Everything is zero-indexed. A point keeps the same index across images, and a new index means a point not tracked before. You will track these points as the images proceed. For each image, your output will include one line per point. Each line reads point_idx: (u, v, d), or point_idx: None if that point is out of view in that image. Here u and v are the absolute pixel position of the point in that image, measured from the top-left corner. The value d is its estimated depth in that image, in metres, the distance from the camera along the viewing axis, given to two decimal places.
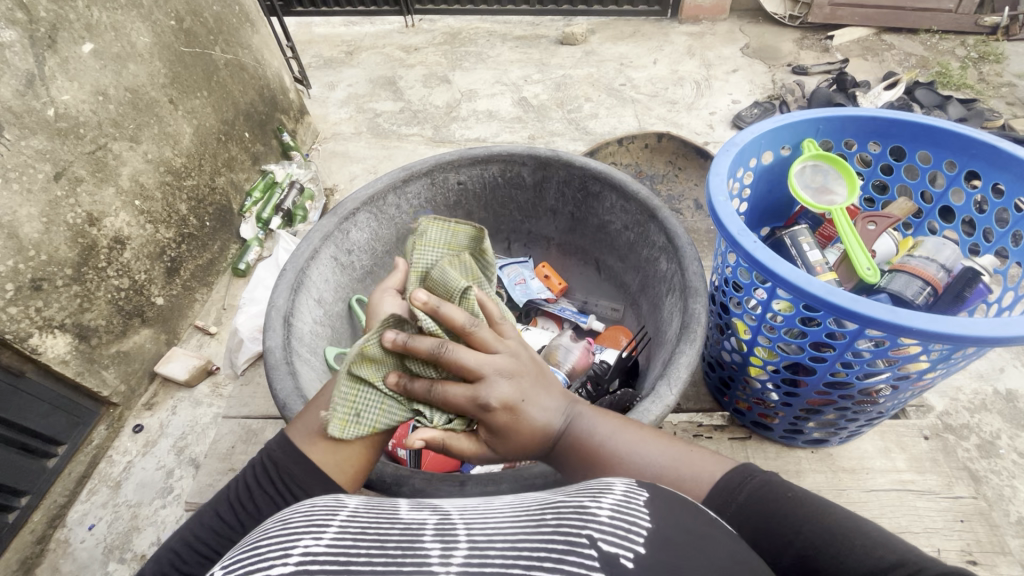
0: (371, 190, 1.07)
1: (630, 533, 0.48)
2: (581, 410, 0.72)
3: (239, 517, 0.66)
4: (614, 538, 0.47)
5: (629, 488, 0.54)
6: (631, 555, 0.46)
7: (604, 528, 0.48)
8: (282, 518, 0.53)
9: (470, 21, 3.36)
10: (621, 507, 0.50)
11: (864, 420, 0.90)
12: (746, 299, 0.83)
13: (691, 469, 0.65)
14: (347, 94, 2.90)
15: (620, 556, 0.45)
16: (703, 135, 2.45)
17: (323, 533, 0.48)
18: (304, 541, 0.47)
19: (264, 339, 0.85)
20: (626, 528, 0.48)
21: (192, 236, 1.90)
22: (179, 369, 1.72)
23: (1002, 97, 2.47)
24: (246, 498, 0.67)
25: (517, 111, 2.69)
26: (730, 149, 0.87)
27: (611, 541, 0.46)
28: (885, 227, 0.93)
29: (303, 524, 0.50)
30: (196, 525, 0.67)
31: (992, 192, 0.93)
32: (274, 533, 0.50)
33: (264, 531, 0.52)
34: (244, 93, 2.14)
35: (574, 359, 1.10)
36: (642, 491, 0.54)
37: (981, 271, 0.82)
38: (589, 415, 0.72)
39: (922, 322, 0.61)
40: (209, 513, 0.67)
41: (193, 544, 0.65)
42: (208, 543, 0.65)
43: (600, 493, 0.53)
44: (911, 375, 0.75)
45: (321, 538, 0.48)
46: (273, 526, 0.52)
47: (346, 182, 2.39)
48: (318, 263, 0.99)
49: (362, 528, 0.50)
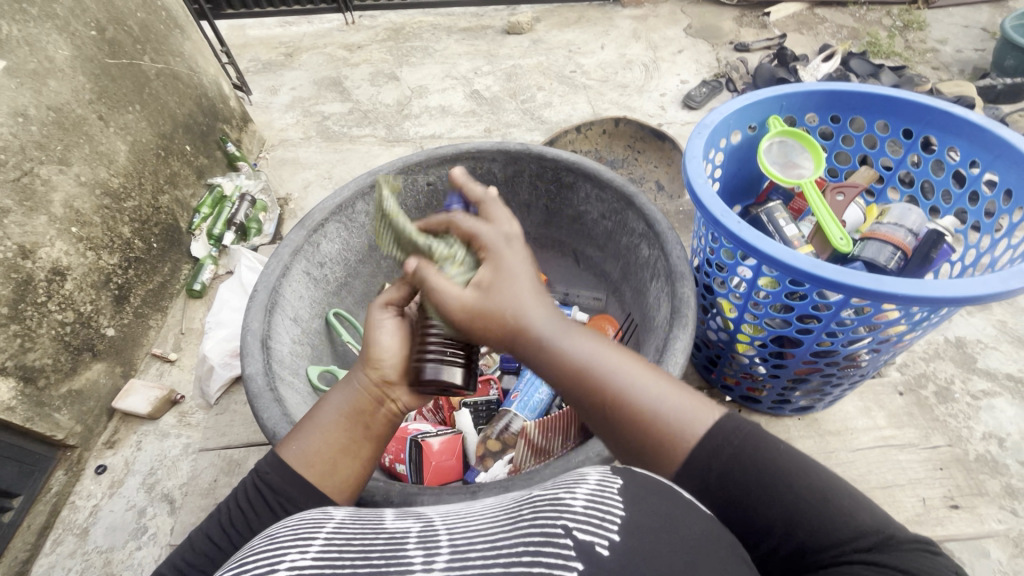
0: (338, 198, 1.02)
1: (605, 521, 0.48)
2: (571, 329, 0.66)
3: (235, 541, 0.64)
4: (589, 526, 0.47)
5: (603, 476, 0.54)
6: (607, 542, 0.46)
7: (579, 517, 0.48)
8: (270, 533, 0.54)
9: (412, 15, 3.29)
10: (595, 495, 0.50)
11: (848, 384, 0.92)
12: (730, 279, 0.84)
13: (686, 411, 0.60)
14: (291, 98, 2.79)
15: (595, 545, 0.46)
16: (656, 117, 2.50)
17: (308, 547, 0.49)
18: (290, 555, 0.48)
19: (242, 366, 0.80)
20: (601, 517, 0.48)
21: (139, 259, 1.80)
22: (140, 402, 1.62)
23: (927, 62, 2.62)
24: (239, 520, 0.64)
25: (470, 105, 2.66)
26: (703, 130, 0.87)
27: (586, 530, 0.47)
28: (852, 197, 0.95)
29: (290, 538, 0.51)
30: (187, 552, 0.64)
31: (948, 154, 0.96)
32: (260, 549, 0.50)
33: (250, 546, 0.52)
34: (181, 104, 2.02)
35: None
36: (616, 477, 0.53)
37: (945, 232, 0.84)
38: (581, 336, 0.66)
39: (901, 286, 0.63)
40: (202, 536, 0.65)
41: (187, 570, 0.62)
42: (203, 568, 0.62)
43: (574, 483, 0.53)
44: (891, 338, 0.77)
45: (307, 551, 0.49)
46: (260, 541, 0.52)
47: (300, 190, 2.31)
48: (290, 279, 0.94)
49: (348, 540, 0.51)
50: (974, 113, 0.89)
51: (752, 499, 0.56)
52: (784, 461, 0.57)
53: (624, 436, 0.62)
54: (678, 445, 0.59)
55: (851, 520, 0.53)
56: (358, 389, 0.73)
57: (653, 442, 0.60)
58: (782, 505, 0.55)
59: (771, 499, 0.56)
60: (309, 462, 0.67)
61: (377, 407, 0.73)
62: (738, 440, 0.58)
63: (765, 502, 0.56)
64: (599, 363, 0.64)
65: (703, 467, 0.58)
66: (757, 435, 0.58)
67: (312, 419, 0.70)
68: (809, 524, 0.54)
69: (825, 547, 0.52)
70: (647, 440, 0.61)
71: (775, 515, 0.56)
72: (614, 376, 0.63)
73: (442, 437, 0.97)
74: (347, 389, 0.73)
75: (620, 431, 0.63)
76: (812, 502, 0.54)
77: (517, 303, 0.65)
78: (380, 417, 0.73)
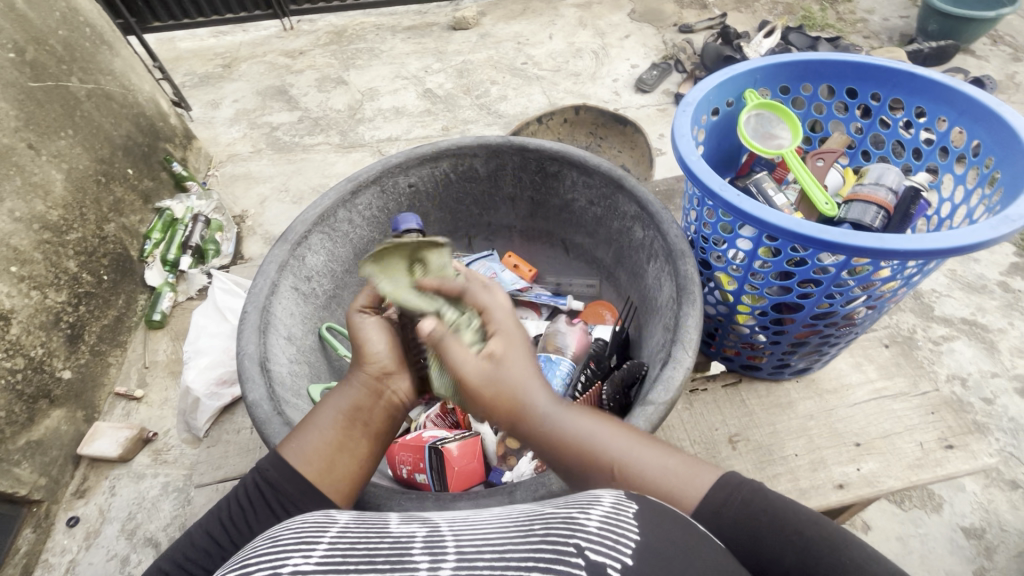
0: (318, 208, 0.97)
1: (618, 543, 0.46)
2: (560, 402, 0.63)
3: (232, 539, 0.64)
4: (603, 547, 0.45)
5: (618, 501, 0.52)
6: (619, 565, 0.44)
7: (592, 537, 0.46)
8: (271, 535, 0.51)
9: (353, 17, 3.20)
10: (610, 518, 0.49)
11: (845, 343, 0.93)
12: (728, 252, 0.85)
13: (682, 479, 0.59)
14: (235, 111, 2.67)
15: (607, 566, 0.44)
16: (611, 102, 2.53)
17: (311, 551, 0.47)
18: (293, 560, 0.46)
19: (244, 392, 0.76)
20: (614, 539, 0.46)
21: (89, 294, 1.68)
22: (109, 445, 1.53)
23: (859, 32, 2.75)
24: (240, 519, 0.64)
25: (425, 104, 2.62)
26: (687, 108, 0.88)
27: (598, 550, 0.45)
28: (831, 161, 1.01)
29: (293, 541, 0.49)
30: (186, 546, 0.64)
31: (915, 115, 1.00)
32: (262, 550, 0.48)
33: (253, 547, 0.50)
34: (117, 125, 1.89)
35: (573, 344, 1.04)
36: (631, 503, 0.52)
37: (920, 189, 0.88)
38: (569, 410, 0.63)
39: (904, 243, 0.65)
40: (200, 532, 0.65)
41: (184, 566, 0.63)
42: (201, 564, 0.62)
43: (589, 505, 0.52)
44: (886, 295, 0.80)
45: (310, 556, 0.46)
46: (263, 543, 0.50)
47: (256, 205, 2.22)
48: (280, 296, 0.89)
49: (352, 545, 0.49)
50: (938, 74, 0.93)
51: (763, 548, 0.55)
52: (791, 510, 0.56)
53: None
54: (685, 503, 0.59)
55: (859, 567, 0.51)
56: (353, 385, 0.72)
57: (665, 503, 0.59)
58: (792, 554, 0.54)
59: (780, 546, 0.54)
60: (305, 459, 0.66)
61: (377, 399, 0.72)
62: (741, 495, 0.57)
63: (779, 546, 0.54)
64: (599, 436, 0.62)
65: (712, 519, 0.56)
66: (764, 487, 0.57)
67: (312, 418, 0.69)
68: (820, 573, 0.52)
69: None
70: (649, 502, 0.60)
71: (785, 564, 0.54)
72: (609, 448, 0.61)
73: (461, 441, 0.92)
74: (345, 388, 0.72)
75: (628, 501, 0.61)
76: (822, 548, 0.53)
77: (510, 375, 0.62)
78: (380, 412, 0.71)
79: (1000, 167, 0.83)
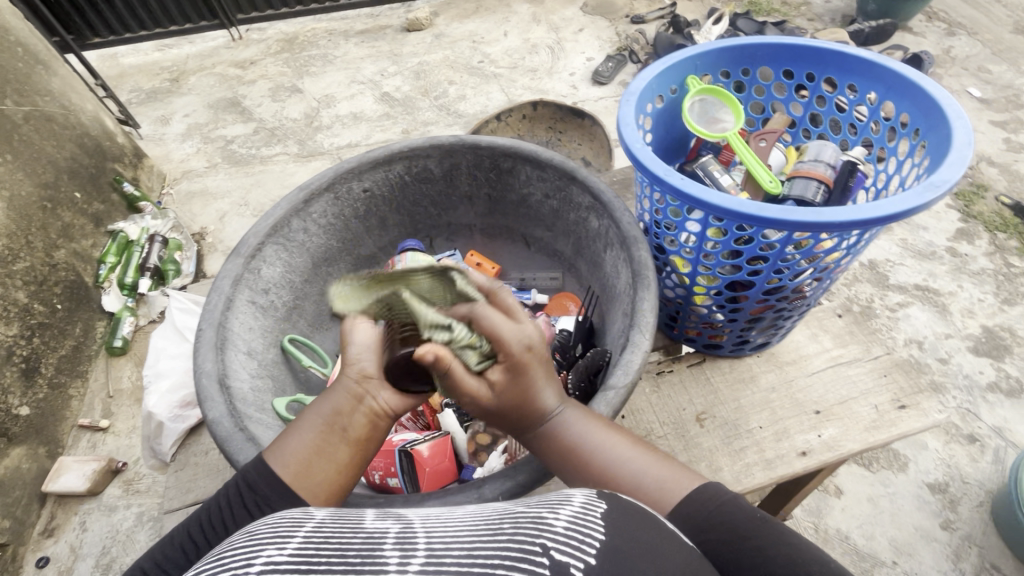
0: (270, 219, 0.95)
1: (584, 543, 0.48)
2: (570, 407, 0.69)
3: (209, 538, 0.64)
4: (568, 548, 0.47)
5: (588, 500, 0.54)
6: (582, 565, 0.46)
7: (559, 537, 0.48)
8: (248, 529, 0.51)
9: (304, 23, 3.14)
10: (578, 518, 0.51)
11: (798, 316, 0.96)
12: (679, 236, 0.88)
13: (666, 481, 0.64)
14: (186, 126, 2.59)
15: (570, 565, 0.46)
16: (570, 96, 2.55)
17: (286, 543, 0.47)
18: (267, 551, 0.45)
19: (203, 412, 0.74)
20: (580, 539, 0.48)
21: (44, 325, 1.62)
22: (76, 480, 1.49)
23: (803, 15, 2.84)
24: (217, 517, 0.64)
25: (383, 108, 2.59)
26: (630, 98, 0.89)
27: (563, 550, 0.46)
28: (773, 141, 1.03)
29: (268, 534, 0.48)
30: (166, 545, 0.65)
31: (849, 91, 1.04)
32: (237, 544, 0.48)
33: (228, 540, 0.50)
34: (60, 148, 1.82)
35: None
36: (599, 502, 0.54)
37: (857, 161, 0.92)
38: (577, 412, 0.69)
39: (840, 216, 0.68)
40: (180, 531, 0.65)
41: (163, 563, 0.63)
42: (177, 562, 0.63)
43: (559, 505, 0.53)
44: (830, 266, 0.83)
45: (284, 547, 0.46)
46: (238, 537, 0.50)
47: (216, 222, 2.17)
48: (236, 312, 0.87)
49: (326, 538, 0.48)
50: (864, 51, 0.97)
51: (723, 563, 0.56)
52: (758, 525, 0.57)
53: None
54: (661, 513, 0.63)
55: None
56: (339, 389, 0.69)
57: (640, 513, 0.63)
58: (753, 569, 0.55)
59: (740, 560, 0.56)
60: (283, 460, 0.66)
61: (358, 405, 0.68)
62: (710, 506, 0.59)
63: (737, 559, 0.56)
64: (591, 440, 0.67)
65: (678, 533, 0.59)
66: (734, 498, 0.60)
67: (295, 422, 0.68)
68: None
69: None
70: None
71: None
72: (604, 451, 0.67)
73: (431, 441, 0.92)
74: (331, 392, 0.70)
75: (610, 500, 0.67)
76: (785, 565, 0.54)
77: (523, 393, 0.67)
78: (361, 419, 0.68)
79: (926, 136, 0.87)
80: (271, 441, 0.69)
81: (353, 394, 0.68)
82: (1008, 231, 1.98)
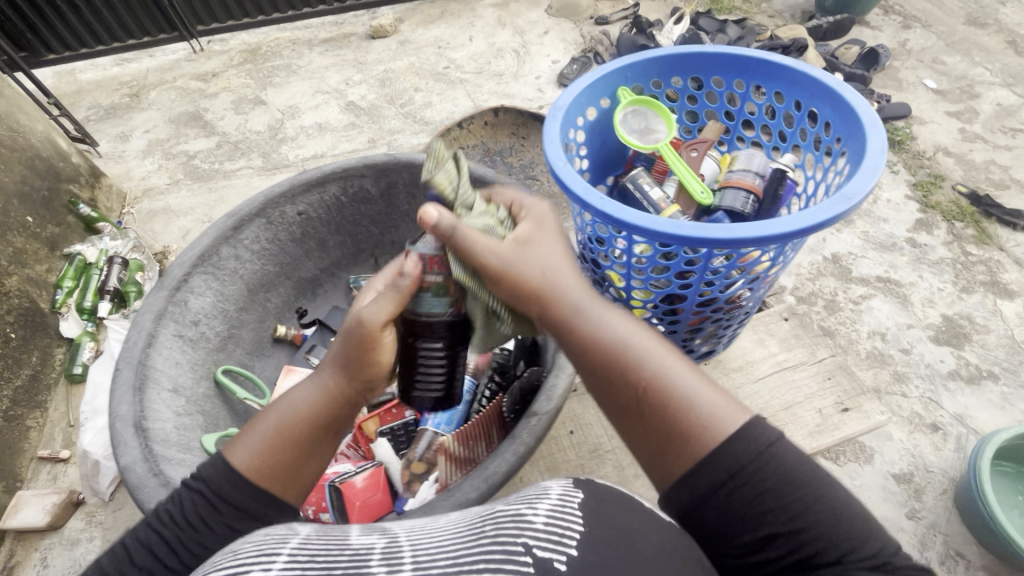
0: (197, 248, 0.96)
1: (564, 537, 0.52)
2: (611, 311, 0.71)
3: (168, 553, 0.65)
4: (549, 543, 0.51)
5: (565, 490, 0.59)
6: (565, 557, 0.50)
7: (540, 534, 0.52)
8: (232, 549, 0.52)
9: (267, 33, 3.09)
10: (556, 512, 0.54)
11: (738, 325, 0.98)
12: (611, 252, 0.87)
13: (721, 409, 0.63)
14: (147, 142, 2.53)
15: (553, 561, 0.49)
16: (536, 100, 2.55)
17: (272, 563, 0.48)
18: (255, 573, 0.46)
19: (116, 458, 0.73)
20: (560, 534, 0.52)
21: None
22: (35, 514, 1.44)
23: (764, 11, 2.87)
24: (180, 532, 0.66)
25: (348, 117, 2.56)
26: (556, 112, 0.90)
27: (544, 547, 0.50)
28: (704, 151, 1.03)
29: (253, 552, 0.49)
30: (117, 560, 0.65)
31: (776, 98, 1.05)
32: (223, 564, 0.49)
33: (213, 561, 0.51)
34: (9, 172, 1.76)
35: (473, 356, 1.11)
36: (577, 492, 0.59)
37: (785, 169, 0.93)
38: (618, 316, 0.71)
39: (750, 232, 0.69)
40: (132, 546, 0.66)
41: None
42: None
43: (536, 499, 0.57)
44: (759, 275, 0.85)
45: (271, 568, 0.47)
46: (222, 558, 0.51)
47: (179, 240, 2.12)
48: (159, 347, 0.88)
49: (312, 555, 0.50)
50: (786, 58, 0.98)
51: (766, 510, 0.60)
52: (809, 475, 0.61)
53: (651, 421, 0.65)
54: (707, 432, 0.61)
55: (858, 541, 0.58)
56: (328, 392, 0.72)
57: (683, 429, 0.62)
58: (796, 514, 0.59)
59: (786, 510, 0.59)
60: (262, 473, 0.68)
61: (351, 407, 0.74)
62: (766, 446, 0.61)
63: (786, 505, 0.59)
64: (633, 341, 0.68)
65: (729, 463, 0.60)
66: (787, 442, 0.62)
67: (282, 432, 0.70)
68: (820, 538, 0.58)
69: (829, 559, 0.58)
70: (666, 429, 0.64)
71: (785, 527, 0.59)
72: (641, 353, 0.68)
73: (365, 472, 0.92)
74: (315, 390, 0.72)
75: (648, 415, 0.65)
76: (831, 516, 0.59)
77: (547, 265, 0.73)
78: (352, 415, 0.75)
79: (846, 144, 0.89)
80: (248, 449, 0.69)
81: (342, 395, 0.73)
82: (964, 219, 2.02)
